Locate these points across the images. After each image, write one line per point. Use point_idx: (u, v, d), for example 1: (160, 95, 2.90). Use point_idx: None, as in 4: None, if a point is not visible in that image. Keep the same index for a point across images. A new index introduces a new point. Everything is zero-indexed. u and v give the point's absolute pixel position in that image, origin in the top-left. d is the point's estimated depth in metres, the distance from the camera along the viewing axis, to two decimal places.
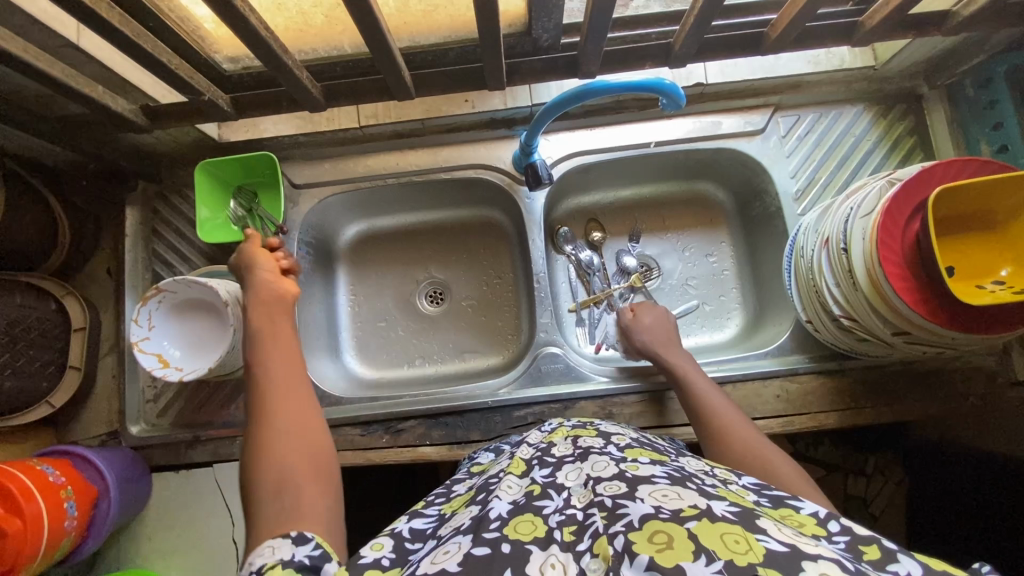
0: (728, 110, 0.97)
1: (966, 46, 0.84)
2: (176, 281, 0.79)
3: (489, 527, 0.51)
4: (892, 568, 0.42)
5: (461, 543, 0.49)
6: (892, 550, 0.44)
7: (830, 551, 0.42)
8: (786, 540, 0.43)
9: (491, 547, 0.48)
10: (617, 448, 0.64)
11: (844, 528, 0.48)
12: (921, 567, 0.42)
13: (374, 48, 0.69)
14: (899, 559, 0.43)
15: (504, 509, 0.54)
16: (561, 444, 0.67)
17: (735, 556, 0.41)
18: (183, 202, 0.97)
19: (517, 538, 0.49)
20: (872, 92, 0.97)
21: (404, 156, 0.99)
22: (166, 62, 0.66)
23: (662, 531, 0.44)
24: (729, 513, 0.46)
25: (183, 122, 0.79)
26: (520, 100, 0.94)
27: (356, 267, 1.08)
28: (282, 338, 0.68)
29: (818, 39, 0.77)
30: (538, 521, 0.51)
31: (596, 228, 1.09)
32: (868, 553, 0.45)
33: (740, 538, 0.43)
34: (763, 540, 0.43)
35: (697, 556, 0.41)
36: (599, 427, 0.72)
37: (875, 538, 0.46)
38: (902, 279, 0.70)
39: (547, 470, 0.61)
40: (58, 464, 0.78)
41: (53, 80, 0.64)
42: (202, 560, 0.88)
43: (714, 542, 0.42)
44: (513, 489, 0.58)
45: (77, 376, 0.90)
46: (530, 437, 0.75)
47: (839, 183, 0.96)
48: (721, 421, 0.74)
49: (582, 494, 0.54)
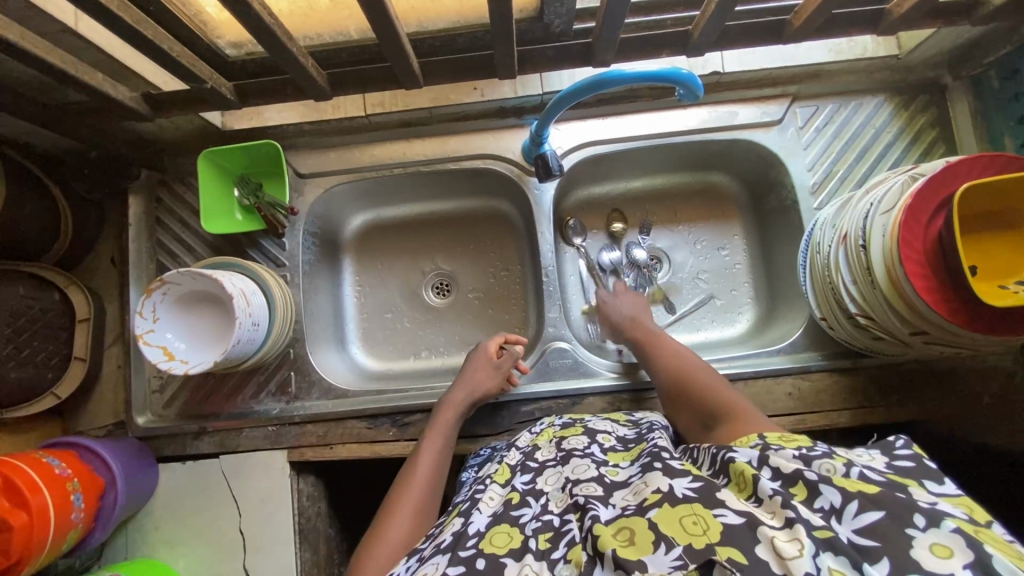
0: (744, 100, 0.94)
1: (995, 36, 0.81)
2: (181, 273, 0.78)
3: (465, 544, 0.52)
4: (820, 505, 0.45)
5: (439, 563, 0.51)
6: (815, 482, 0.46)
7: (777, 515, 0.45)
8: (742, 509, 0.45)
9: (466, 565, 0.49)
10: (599, 449, 0.64)
11: (774, 468, 0.49)
12: (841, 495, 0.44)
13: (382, 35, 0.67)
14: (822, 492, 0.45)
15: (482, 523, 0.55)
16: (545, 446, 0.67)
17: (693, 539, 0.44)
18: (186, 191, 0.96)
19: (493, 551, 0.50)
20: (894, 82, 0.94)
21: (411, 146, 0.97)
22: (167, 49, 0.64)
23: (626, 527, 0.47)
24: (689, 491, 0.48)
25: (186, 110, 0.77)
26: (531, 88, 0.91)
27: (362, 257, 1.07)
28: (442, 450, 0.76)
29: (842, 27, 0.74)
30: (514, 532, 0.53)
31: (618, 219, 1.06)
32: (798, 495, 0.46)
33: (696, 518, 0.46)
34: (721, 515, 0.45)
35: (657, 546, 0.45)
36: (586, 424, 0.71)
37: (799, 475, 0.47)
38: (924, 279, 0.68)
39: (528, 476, 0.61)
40: (64, 455, 0.77)
41: (51, 67, 0.63)
42: (209, 550, 0.89)
43: (673, 529, 0.45)
44: (494, 500, 0.59)
45: (83, 367, 0.89)
46: (521, 437, 0.74)
47: (858, 176, 0.93)
48: (680, 380, 0.76)
49: (560, 498, 0.56)
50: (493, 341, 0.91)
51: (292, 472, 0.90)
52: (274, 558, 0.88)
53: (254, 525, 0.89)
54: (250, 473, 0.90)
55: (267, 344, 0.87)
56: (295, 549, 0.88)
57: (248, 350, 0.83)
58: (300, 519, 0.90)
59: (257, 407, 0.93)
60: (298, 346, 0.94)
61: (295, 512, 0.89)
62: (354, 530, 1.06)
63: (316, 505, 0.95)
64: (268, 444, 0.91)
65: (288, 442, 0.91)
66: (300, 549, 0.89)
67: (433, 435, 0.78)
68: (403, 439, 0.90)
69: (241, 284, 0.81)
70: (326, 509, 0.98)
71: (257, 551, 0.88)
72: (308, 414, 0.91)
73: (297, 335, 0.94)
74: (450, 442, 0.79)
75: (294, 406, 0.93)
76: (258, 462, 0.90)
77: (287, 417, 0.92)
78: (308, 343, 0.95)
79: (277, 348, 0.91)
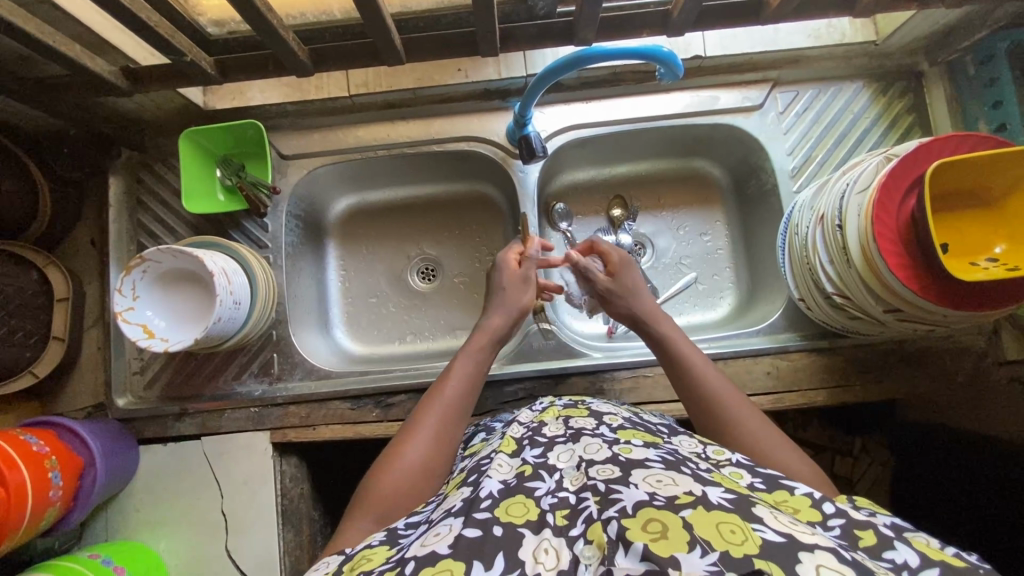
0: (726, 85, 0.95)
1: (970, 21, 0.83)
2: (161, 251, 0.77)
3: (480, 506, 0.51)
4: (889, 556, 0.45)
5: (453, 525, 0.50)
6: (888, 537, 0.47)
7: (826, 541, 0.43)
8: (783, 529, 0.43)
9: (482, 529, 0.48)
10: (609, 428, 0.62)
11: (840, 510, 0.49)
12: (918, 557, 0.45)
13: (363, 10, 0.67)
14: (895, 546, 0.46)
15: (494, 487, 0.53)
16: (553, 423, 0.66)
17: (730, 546, 0.41)
18: (168, 172, 0.95)
19: (510, 521, 0.49)
20: (872, 68, 0.96)
21: (395, 128, 0.96)
22: (145, 18, 0.64)
23: (656, 519, 0.44)
24: (724, 500, 0.46)
25: (166, 86, 0.77)
26: (515, 70, 0.92)
27: (346, 241, 1.07)
28: (472, 374, 0.73)
29: (820, 9, 0.75)
30: (530, 504, 0.51)
31: (618, 205, 1.08)
32: (864, 539, 0.46)
33: (734, 527, 0.43)
34: (758, 530, 0.43)
35: (692, 547, 0.42)
36: (590, 407, 0.70)
37: (871, 524, 0.48)
38: (897, 255, 0.69)
39: (539, 450, 0.59)
40: (42, 433, 0.76)
41: (25, 35, 0.62)
42: (190, 531, 0.88)
43: (709, 533, 0.42)
44: (504, 469, 0.57)
45: (61, 347, 0.88)
46: (523, 414, 0.72)
47: (836, 161, 0.94)
48: (711, 392, 0.69)
49: (576, 476, 0.54)
50: (512, 251, 0.85)
51: (274, 453, 0.90)
52: (256, 539, 0.88)
53: (235, 506, 0.88)
54: (232, 454, 0.90)
55: (249, 324, 0.86)
56: (277, 529, 0.88)
57: (229, 329, 0.83)
58: (283, 500, 0.90)
59: (240, 388, 0.92)
60: (281, 327, 0.94)
61: (277, 492, 0.89)
62: (337, 514, 1.06)
63: (300, 487, 0.95)
64: (250, 425, 0.91)
65: (271, 423, 0.91)
66: (283, 529, 0.89)
67: (464, 357, 0.75)
68: (386, 420, 0.90)
69: (224, 263, 0.80)
70: (310, 491, 0.98)
71: (239, 531, 0.88)
72: (290, 395, 0.91)
73: (279, 316, 0.94)
74: (484, 367, 0.76)
75: (277, 387, 0.92)
76: (240, 443, 0.90)
77: (269, 398, 0.91)
78: (291, 325, 0.95)
79: (260, 328, 0.91)
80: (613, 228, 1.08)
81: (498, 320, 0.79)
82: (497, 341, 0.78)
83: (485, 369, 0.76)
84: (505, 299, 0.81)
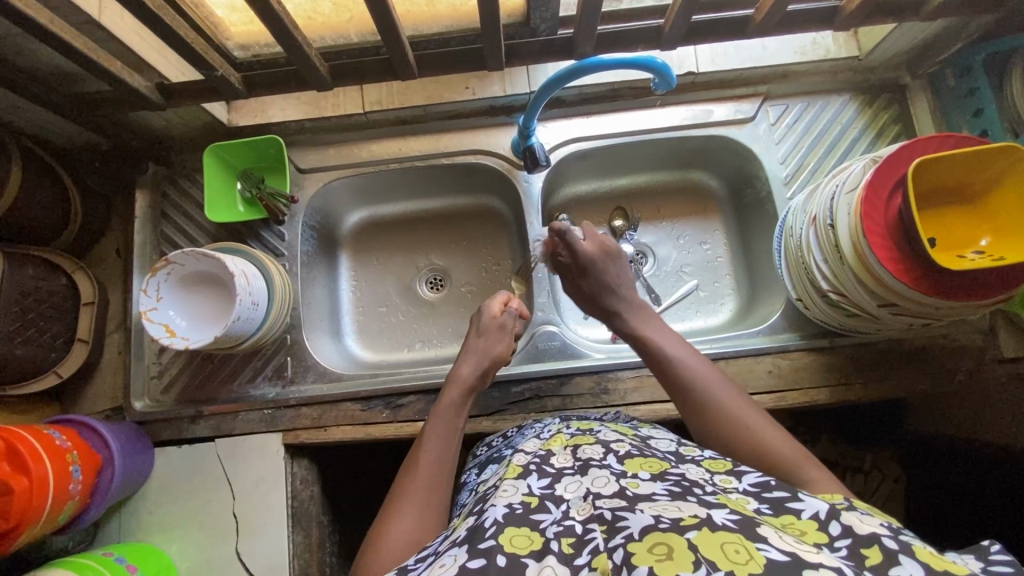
0: (720, 99, 1.01)
1: (945, 35, 0.88)
2: (186, 252, 0.82)
3: (484, 536, 0.51)
4: (895, 573, 0.43)
5: (457, 556, 0.50)
6: (893, 552, 0.45)
7: (832, 559, 0.43)
8: (787, 548, 0.43)
9: (486, 559, 0.48)
10: (617, 458, 0.61)
11: (846, 529, 0.48)
12: (923, 570, 0.43)
13: (382, 30, 0.73)
14: (901, 562, 0.44)
15: (499, 513, 0.54)
16: (560, 453, 0.65)
17: (736, 567, 0.41)
18: (192, 186, 1.00)
19: (512, 551, 0.49)
20: (858, 82, 1.01)
21: (406, 142, 1.02)
22: (184, 36, 0.70)
23: (662, 542, 0.44)
24: (730, 521, 0.46)
25: (196, 100, 0.83)
26: (518, 86, 0.98)
27: (357, 252, 1.11)
28: (448, 437, 0.73)
29: (801, 25, 0.81)
30: (534, 535, 0.51)
31: (620, 216, 1.12)
32: (870, 557, 0.45)
33: (740, 547, 0.43)
34: (763, 549, 0.43)
35: (697, 567, 0.42)
36: (598, 435, 0.69)
37: (875, 539, 0.46)
38: (886, 250, 0.72)
39: (546, 481, 0.59)
40: (66, 430, 0.79)
41: (74, 51, 0.68)
42: (201, 531, 0.89)
43: (714, 553, 0.42)
44: (509, 493, 0.57)
45: (85, 348, 0.93)
46: (529, 443, 0.73)
47: (827, 168, 0.99)
48: (692, 379, 0.71)
49: (582, 507, 0.54)
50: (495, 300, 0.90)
51: (285, 455, 0.92)
52: (265, 539, 0.89)
53: (247, 507, 0.90)
54: (245, 455, 0.92)
55: (265, 326, 0.90)
56: (288, 530, 0.89)
57: (246, 329, 0.86)
58: (293, 502, 0.91)
59: (253, 391, 0.95)
60: (294, 332, 0.97)
61: (288, 494, 0.90)
62: (347, 522, 1.06)
63: (309, 489, 0.95)
64: (263, 427, 0.93)
65: (283, 425, 0.93)
66: (292, 531, 0.90)
67: (437, 420, 0.75)
68: (398, 421, 0.92)
69: (243, 267, 0.84)
70: (319, 495, 0.98)
71: (249, 533, 0.89)
72: (303, 397, 0.94)
73: (293, 321, 0.97)
74: (458, 424, 0.76)
75: (290, 390, 0.95)
76: (254, 445, 0.92)
77: (282, 400, 0.94)
78: (305, 329, 0.98)
79: (274, 333, 0.94)
80: (616, 239, 1.12)
81: (468, 369, 0.82)
82: (469, 390, 0.79)
83: (460, 427, 0.76)
84: (476, 347, 0.84)
